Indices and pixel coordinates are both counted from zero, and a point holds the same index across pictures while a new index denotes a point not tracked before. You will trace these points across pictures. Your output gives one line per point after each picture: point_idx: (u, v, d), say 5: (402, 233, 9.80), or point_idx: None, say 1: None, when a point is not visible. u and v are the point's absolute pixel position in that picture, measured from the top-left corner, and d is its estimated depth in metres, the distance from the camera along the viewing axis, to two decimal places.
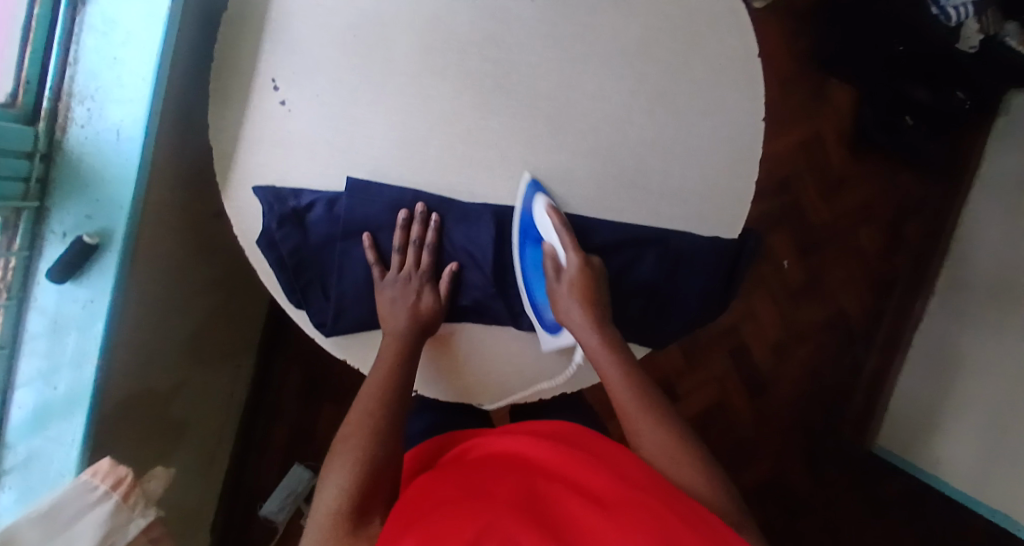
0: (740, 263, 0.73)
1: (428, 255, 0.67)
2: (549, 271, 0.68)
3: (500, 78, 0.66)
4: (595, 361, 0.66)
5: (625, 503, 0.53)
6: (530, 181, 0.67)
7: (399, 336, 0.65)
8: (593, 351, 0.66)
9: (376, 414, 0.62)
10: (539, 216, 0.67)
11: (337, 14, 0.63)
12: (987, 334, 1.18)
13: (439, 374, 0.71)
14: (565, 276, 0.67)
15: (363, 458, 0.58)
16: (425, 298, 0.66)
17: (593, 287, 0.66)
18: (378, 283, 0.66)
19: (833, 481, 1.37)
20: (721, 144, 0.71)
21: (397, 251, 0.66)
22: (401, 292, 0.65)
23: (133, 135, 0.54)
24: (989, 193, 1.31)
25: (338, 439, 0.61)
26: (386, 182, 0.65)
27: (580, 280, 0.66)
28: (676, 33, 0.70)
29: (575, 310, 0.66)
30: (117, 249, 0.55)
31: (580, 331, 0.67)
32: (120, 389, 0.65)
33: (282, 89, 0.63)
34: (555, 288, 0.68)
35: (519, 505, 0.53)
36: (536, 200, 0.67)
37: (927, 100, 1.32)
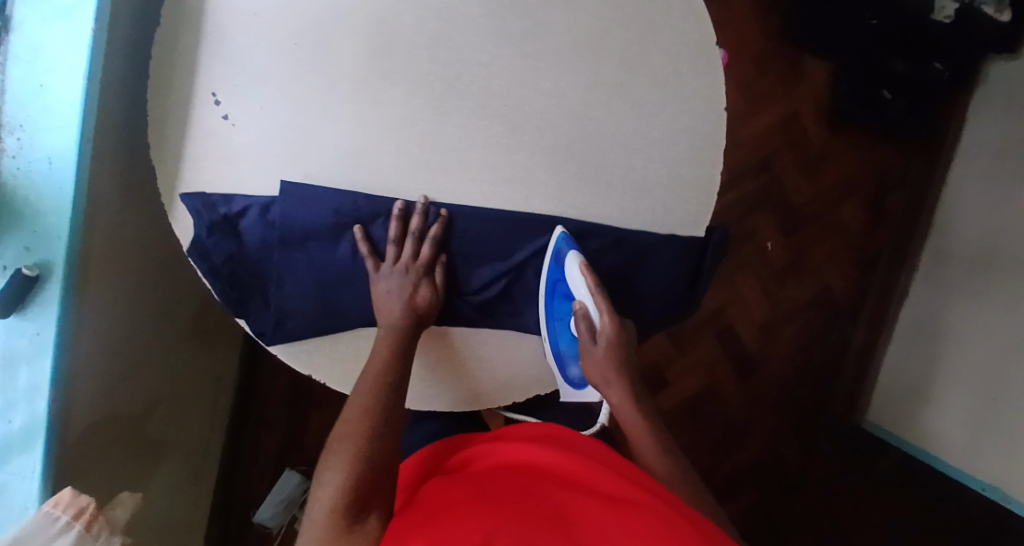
0: (710, 261, 0.74)
1: (428, 247, 0.65)
2: (582, 333, 0.66)
3: (450, 79, 0.64)
4: (623, 423, 0.66)
5: (627, 508, 0.52)
6: (560, 235, 0.67)
7: (396, 327, 0.63)
8: (623, 415, 0.66)
9: (369, 416, 0.59)
10: (569, 271, 0.66)
11: (276, 22, 0.61)
12: (970, 306, 1.17)
13: (430, 368, 0.70)
14: (600, 338, 0.65)
15: (361, 460, 0.56)
16: (422, 290, 0.64)
17: (625, 347, 0.66)
18: (373, 276, 0.64)
19: (826, 459, 1.38)
20: (684, 134, 0.70)
21: (393, 243, 0.64)
22: (397, 285, 0.63)
23: (67, 162, 0.53)
24: (971, 162, 1.29)
25: (332, 442, 0.59)
26: (323, 185, 0.63)
27: (612, 340, 0.65)
28: (629, 23, 0.68)
29: (611, 373, 0.65)
30: (59, 280, 0.54)
31: (610, 394, 0.66)
32: (84, 413, 0.64)
33: (224, 102, 0.62)
34: (589, 349, 0.66)
35: (522, 510, 0.52)
36: (568, 256, 0.66)
37: (903, 72, 1.29)
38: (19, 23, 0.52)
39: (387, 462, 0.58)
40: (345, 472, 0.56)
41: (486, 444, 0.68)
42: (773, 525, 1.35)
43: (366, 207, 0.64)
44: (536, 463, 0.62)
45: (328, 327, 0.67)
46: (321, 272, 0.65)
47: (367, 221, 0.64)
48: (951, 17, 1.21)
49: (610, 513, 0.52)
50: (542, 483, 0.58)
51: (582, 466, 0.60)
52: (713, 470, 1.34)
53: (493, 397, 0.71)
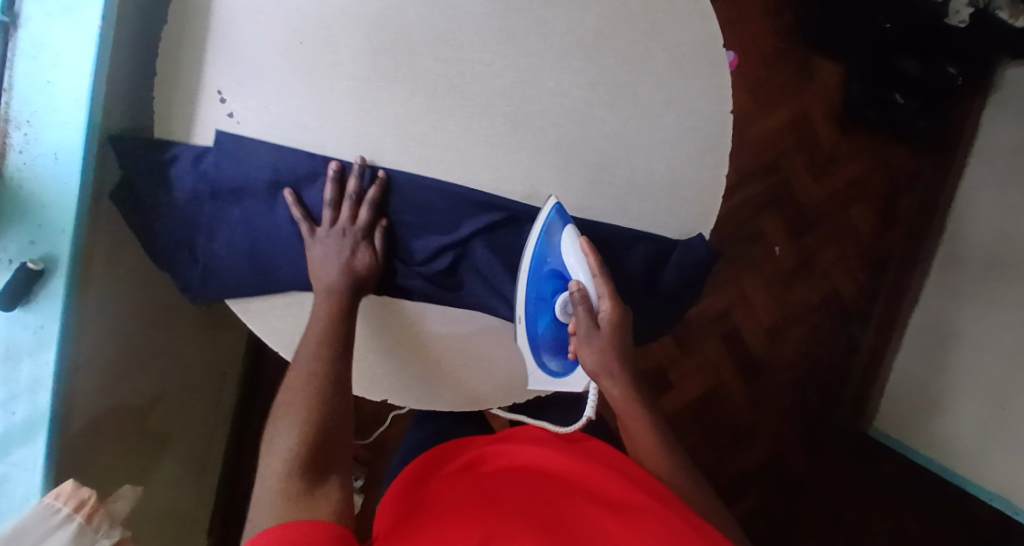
0: (692, 269, 0.71)
1: (367, 211, 0.63)
2: (581, 317, 0.63)
3: (453, 78, 0.64)
4: (619, 411, 0.66)
5: (632, 513, 0.53)
6: (554, 206, 0.63)
7: (334, 291, 0.60)
8: (618, 404, 0.66)
9: (314, 380, 0.58)
10: (573, 250, 0.63)
11: (280, 20, 0.62)
12: (980, 311, 1.16)
13: (373, 336, 0.68)
14: (601, 323, 0.63)
15: (310, 428, 0.55)
16: (361, 255, 0.62)
17: (625, 335, 0.64)
18: (308, 240, 0.62)
19: (831, 464, 1.36)
20: (688, 136, 0.69)
21: (329, 206, 0.62)
22: (335, 249, 0.61)
23: (72, 158, 0.54)
24: (983, 167, 1.28)
25: (276, 411, 0.57)
26: (262, 139, 0.62)
27: (614, 324, 0.63)
28: (634, 23, 0.68)
29: (613, 361, 0.63)
30: (63, 274, 0.55)
31: (605, 381, 0.64)
32: (88, 405, 0.65)
33: (228, 99, 0.62)
34: (587, 333, 0.63)
35: (529, 514, 0.53)
36: (567, 231, 0.64)
37: (917, 73, 1.27)
38: (25, 19, 0.52)
39: (336, 428, 0.57)
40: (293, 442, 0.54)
41: (491, 445, 0.68)
42: (776, 529, 1.34)
43: (305, 165, 0.62)
44: (542, 465, 0.62)
45: (259, 289, 0.65)
46: (254, 231, 0.63)
47: (302, 181, 0.63)
48: (966, 22, 1.21)
49: (619, 525, 0.52)
50: (549, 486, 0.58)
51: (589, 469, 0.60)
52: (717, 474, 1.34)
53: (493, 398, 0.71)
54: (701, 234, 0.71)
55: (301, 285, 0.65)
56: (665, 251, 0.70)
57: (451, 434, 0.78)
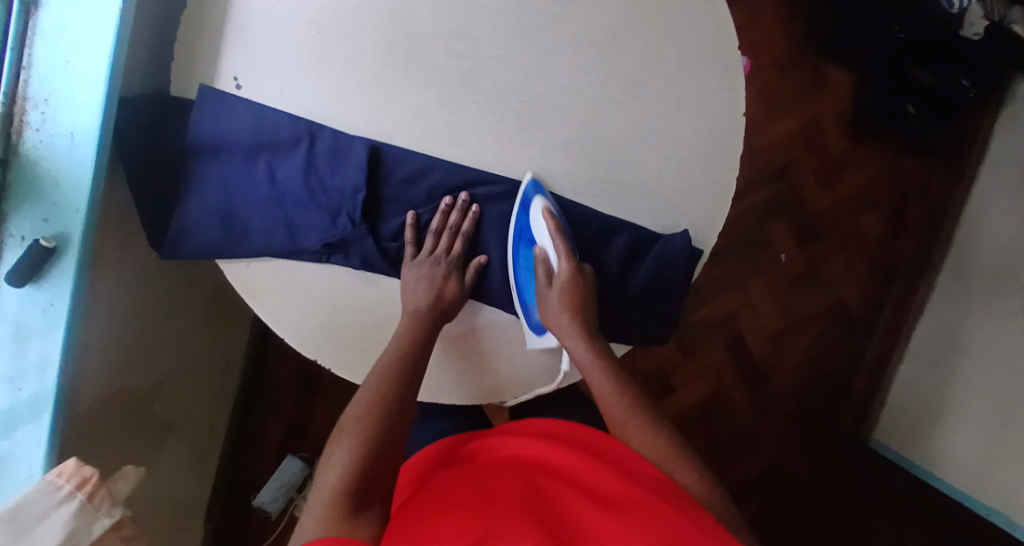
0: (672, 263, 0.70)
1: (461, 242, 0.67)
2: (539, 275, 0.69)
3: (466, 72, 0.65)
4: (581, 366, 0.67)
5: (620, 504, 0.53)
6: (531, 180, 0.66)
7: (420, 315, 0.63)
8: (580, 359, 0.67)
9: (380, 397, 0.60)
10: (534, 218, 0.66)
11: (299, 11, 0.62)
12: (985, 326, 1.16)
13: (446, 351, 0.69)
14: (556, 282, 0.67)
15: (364, 452, 0.57)
16: (451, 283, 0.65)
17: (580, 292, 0.67)
18: (408, 263, 0.65)
19: (831, 475, 1.36)
20: (698, 137, 0.69)
21: (432, 235, 0.66)
22: (427, 275, 0.64)
23: (87, 139, 0.54)
24: (993, 181, 1.27)
25: (335, 437, 0.59)
26: (246, 98, 0.62)
27: (568, 284, 0.67)
28: (649, 24, 0.68)
29: (564, 316, 0.66)
30: (75, 254, 0.55)
31: (570, 338, 0.67)
32: (93, 385, 0.65)
33: (244, 86, 0.62)
34: (547, 292, 0.68)
35: (520, 504, 0.53)
36: (534, 202, 0.65)
37: (928, 82, 1.26)
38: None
39: (390, 456, 0.58)
40: (346, 465, 0.56)
41: (494, 438, 0.68)
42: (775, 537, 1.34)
43: (286, 130, 0.62)
44: (541, 459, 0.62)
45: (230, 251, 0.63)
46: (230, 193, 0.63)
47: (282, 145, 0.63)
48: (980, 34, 1.21)
49: (613, 516, 0.51)
50: (545, 480, 0.58)
51: (587, 463, 0.60)
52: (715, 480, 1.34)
53: (492, 391, 0.70)
54: (685, 231, 0.70)
55: (274, 251, 0.63)
56: (646, 240, 0.70)
57: (454, 429, 0.78)
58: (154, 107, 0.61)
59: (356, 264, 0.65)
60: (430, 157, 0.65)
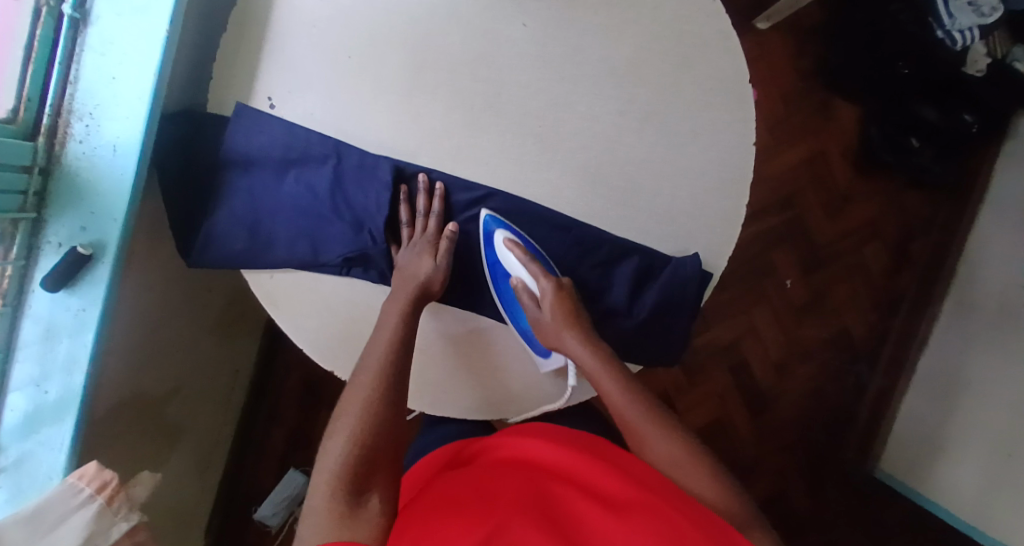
0: (681, 286, 0.71)
1: (434, 222, 0.67)
2: (526, 303, 0.70)
3: (490, 97, 0.67)
4: (590, 375, 0.67)
5: (628, 507, 0.53)
6: (487, 216, 0.68)
7: None
8: (589, 367, 0.67)
9: (372, 392, 0.59)
10: (500, 251, 0.70)
11: (334, 35, 0.64)
12: (988, 359, 1.17)
13: (433, 352, 0.70)
14: (544, 304, 0.69)
15: (359, 446, 0.57)
16: (427, 262, 0.65)
17: (567, 304, 0.70)
18: (394, 257, 0.67)
19: (831, 506, 1.37)
20: (711, 167, 0.72)
21: (406, 224, 0.68)
22: (408, 261, 0.65)
23: (129, 151, 0.56)
24: (996, 216, 1.29)
25: (332, 427, 0.59)
26: (279, 116, 0.64)
27: (554, 300, 0.69)
28: (667, 56, 0.70)
29: (563, 331, 0.68)
30: (110, 261, 0.56)
31: (573, 349, 0.68)
32: (111, 390, 0.67)
33: (277, 106, 0.64)
34: (538, 315, 0.69)
35: (527, 508, 0.53)
36: (497, 235, 0.68)
37: (935, 120, 1.29)
38: (97, 18, 0.56)
39: (386, 448, 0.58)
40: (339, 458, 0.56)
41: (494, 442, 0.68)
42: None
43: (317, 146, 0.64)
44: (541, 460, 0.63)
45: (254, 262, 0.64)
46: (258, 204, 0.64)
47: (310, 160, 0.64)
48: (984, 71, 1.22)
49: (613, 520, 0.52)
50: (547, 482, 0.59)
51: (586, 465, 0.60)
52: None
53: (501, 408, 0.71)
54: (696, 254, 0.72)
55: (297, 263, 0.64)
56: (657, 263, 0.72)
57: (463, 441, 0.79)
58: (191, 120, 0.63)
59: (374, 277, 0.67)
60: (452, 175, 0.67)
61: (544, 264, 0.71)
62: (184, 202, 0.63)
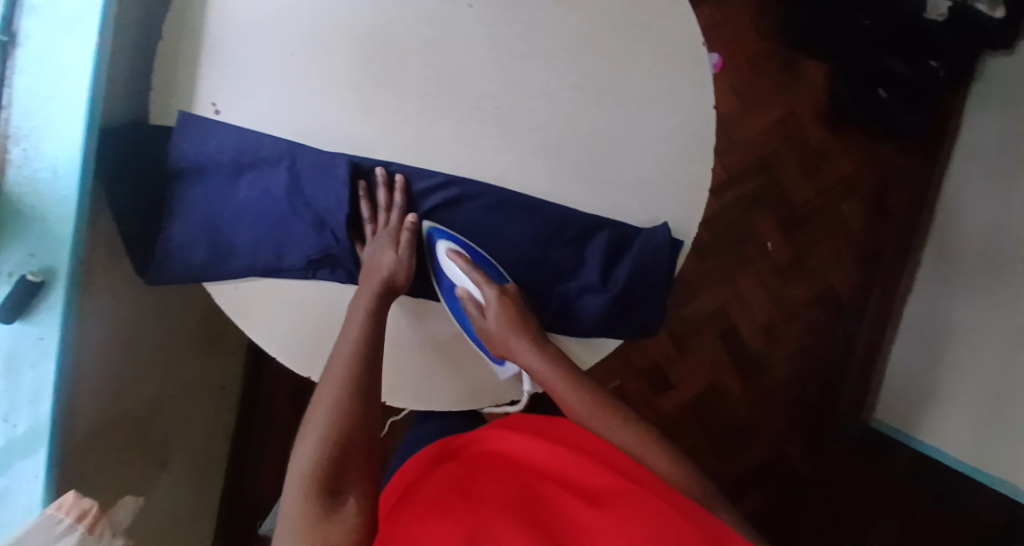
0: (653, 255, 0.71)
1: (397, 214, 0.66)
2: (471, 312, 0.67)
3: (443, 82, 0.66)
4: (544, 383, 0.67)
5: (614, 505, 0.56)
6: (431, 228, 0.68)
7: None
8: (542, 377, 0.67)
9: (342, 390, 0.58)
10: (444, 262, 0.68)
11: (274, 32, 0.62)
12: (972, 302, 1.18)
13: (399, 344, 0.70)
14: (489, 313, 0.66)
15: (330, 446, 0.55)
16: (387, 256, 0.64)
17: (515, 312, 0.67)
18: (359, 254, 0.66)
19: (831, 461, 1.40)
20: (674, 134, 0.71)
21: (368, 220, 0.66)
22: (370, 255, 0.64)
23: (71, 171, 0.54)
24: (970, 159, 1.30)
25: (301, 430, 0.57)
26: (225, 121, 0.62)
27: (499, 311, 0.66)
28: (619, 26, 0.69)
29: (513, 344, 0.66)
30: (63, 285, 0.55)
31: (525, 360, 0.67)
32: (89, 417, 0.66)
33: (223, 111, 0.62)
34: (485, 326, 0.67)
35: (515, 515, 0.56)
36: (439, 245, 0.67)
37: (904, 73, 1.29)
38: (24, 36, 0.54)
39: (360, 444, 0.57)
40: (309, 460, 0.54)
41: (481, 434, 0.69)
42: (778, 525, 1.37)
43: (268, 149, 0.62)
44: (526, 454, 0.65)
45: (217, 274, 0.63)
46: (215, 214, 0.62)
47: (263, 163, 0.62)
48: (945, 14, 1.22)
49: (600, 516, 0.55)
50: (534, 484, 0.61)
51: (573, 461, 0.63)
52: (719, 474, 1.38)
53: (484, 396, 0.71)
54: (665, 222, 0.71)
55: (260, 270, 0.63)
56: (629, 235, 0.71)
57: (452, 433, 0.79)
58: (136, 133, 0.61)
59: (342, 277, 0.66)
60: (410, 165, 0.66)
61: (488, 269, 0.68)
62: (137, 219, 0.61)
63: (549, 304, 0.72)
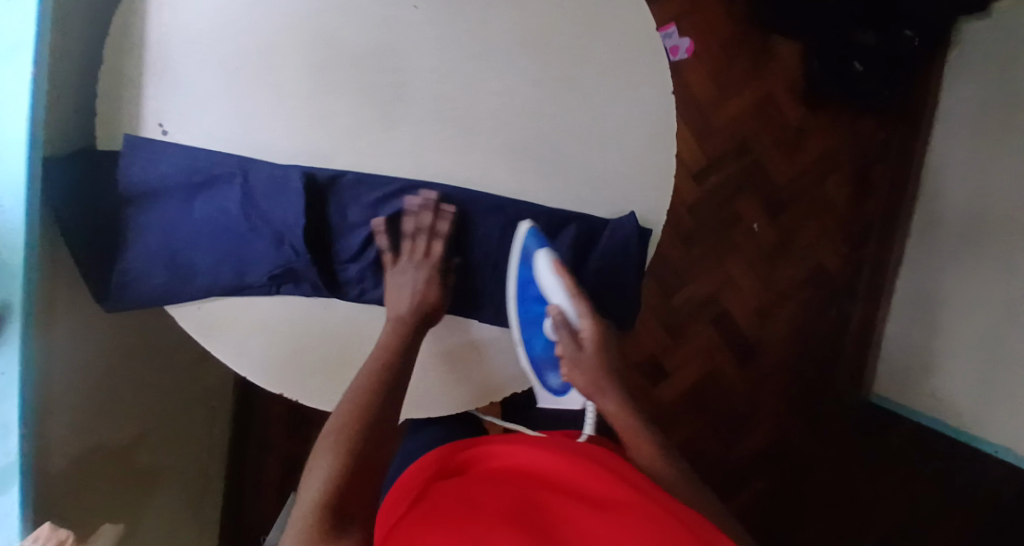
0: (622, 247, 0.70)
1: (439, 244, 0.66)
2: (564, 334, 0.70)
3: (396, 88, 0.65)
4: (612, 420, 0.70)
5: (613, 507, 0.54)
6: (530, 231, 0.67)
7: (405, 323, 0.63)
8: (612, 414, 0.70)
9: (358, 408, 0.58)
10: (539, 270, 0.68)
11: (215, 48, 0.61)
12: (963, 270, 1.19)
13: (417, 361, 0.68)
14: (587, 344, 0.70)
15: (342, 461, 0.54)
16: (432, 286, 0.65)
17: (607, 347, 0.71)
18: (389, 270, 0.66)
19: (834, 438, 1.40)
20: (635, 123, 0.70)
21: (407, 239, 0.66)
22: (410, 280, 0.65)
23: (16, 203, 0.53)
24: (952, 128, 1.29)
25: (315, 444, 0.57)
26: (174, 141, 0.61)
27: (597, 340, 0.70)
28: (570, 18, 0.68)
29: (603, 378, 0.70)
30: (19, 318, 0.54)
31: (603, 396, 0.70)
32: (67, 447, 0.65)
33: (171, 131, 0.61)
34: (579, 352, 0.70)
35: (518, 517, 0.52)
36: (540, 254, 0.67)
37: (875, 44, 1.27)
38: None
39: (373, 459, 0.56)
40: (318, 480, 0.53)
41: (492, 446, 0.67)
42: (786, 506, 1.37)
43: (220, 166, 0.62)
44: (531, 459, 0.62)
45: (180, 297, 0.62)
46: (172, 237, 0.62)
47: (216, 182, 0.62)
48: None
49: (601, 519, 0.52)
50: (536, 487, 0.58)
51: (578, 466, 0.60)
52: (722, 460, 1.36)
53: (467, 399, 0.69)
54: (633, 211, 0.71)
55: (223, 289, 0.63)
56: (598, 227, 0.70)
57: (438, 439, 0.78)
58: (85, 160, 0.60)
59: (308, 290, 0.64)
60: (363, 173, 0.65)
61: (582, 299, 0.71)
62: (92, 247, 0.60)
63: (522, 302, 0.71)
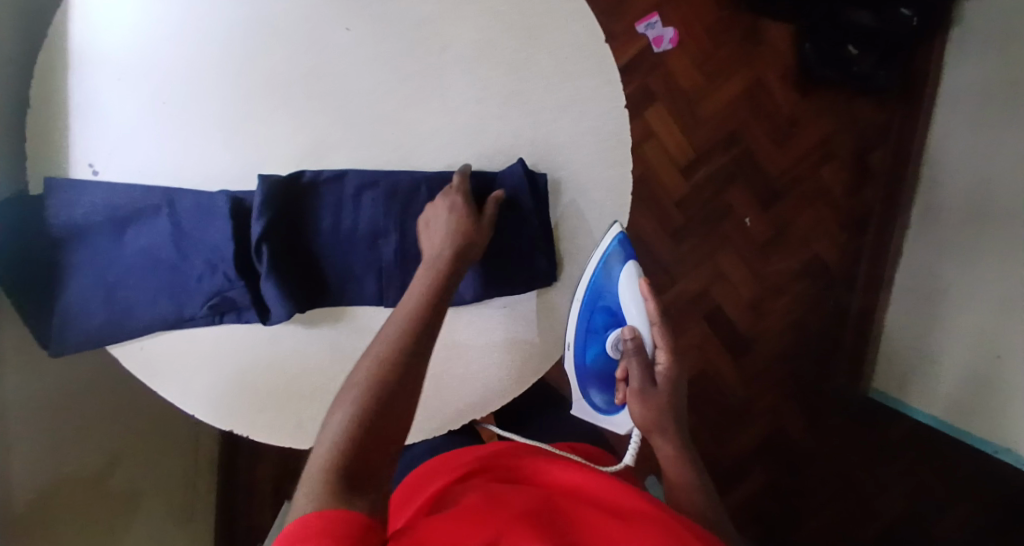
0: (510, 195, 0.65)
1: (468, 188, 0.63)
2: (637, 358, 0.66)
3: (332, 111, 0.63)
4: (664, 464, 0.67)
5: (628, 513, 0.55)
6: (617, 235, 0.67)
7: (435, 266, 0.60)
8: (664, 457, 0.67)
9: (388, 358, 0.53)
10: (624, 285, 0.67)
11: (141, 82, 0.60)
12: (963, 262, 1.13)
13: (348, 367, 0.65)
14: (659, 379, 0.67)
15: (361, 416, 0.50)
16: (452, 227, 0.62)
17: (677, 390, 0.68)
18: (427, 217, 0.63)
19: (833, 433, 1.36)
20: (587, 137, 0.67)
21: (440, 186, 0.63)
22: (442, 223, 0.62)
23: None
24: (953, 112, 1.23)
25: (338, 392, 0.52)
26: (100, 178, 0.61)
27: (669, 378, 0.67)
28: (514, 30, 0.65)
29: (665, 419, 0.66)
30: None
31: (660, 440, 0.67)
32: (32, 481, 0.66)
33: (100, 170, 0.61)
34: (648, 384, 0.66)
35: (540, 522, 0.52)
36: (627, 267, 0.67)
37: (872, 25, 1.22)
38: None
39: (401, 413, 0.52)
40: (331, 448, 0.48)
41: (489, 456, 0.66)
42: (783, 501, 1.35)
43: (143, 199, 0.61)
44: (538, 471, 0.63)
45: (120, 336, 0.62)
46: (104, 274, 0.61)
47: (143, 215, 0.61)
48: None
49: (620, 522, 0.53)
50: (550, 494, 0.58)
51: (590, 477, 0.60)
52: (716, 457, 1.34)
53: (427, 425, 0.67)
54: (520, 158, 0.66)
55: (162, 324, 0.62)
56: (517, 214, 0.66)
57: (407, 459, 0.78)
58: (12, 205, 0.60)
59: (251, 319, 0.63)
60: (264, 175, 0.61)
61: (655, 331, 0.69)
62: (26, 291, 0.60)
63: None
